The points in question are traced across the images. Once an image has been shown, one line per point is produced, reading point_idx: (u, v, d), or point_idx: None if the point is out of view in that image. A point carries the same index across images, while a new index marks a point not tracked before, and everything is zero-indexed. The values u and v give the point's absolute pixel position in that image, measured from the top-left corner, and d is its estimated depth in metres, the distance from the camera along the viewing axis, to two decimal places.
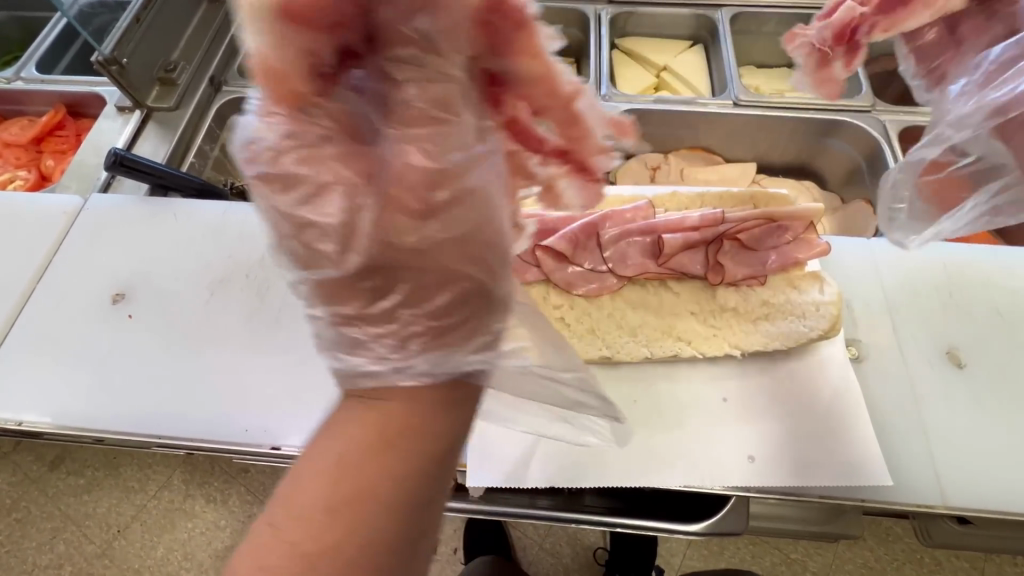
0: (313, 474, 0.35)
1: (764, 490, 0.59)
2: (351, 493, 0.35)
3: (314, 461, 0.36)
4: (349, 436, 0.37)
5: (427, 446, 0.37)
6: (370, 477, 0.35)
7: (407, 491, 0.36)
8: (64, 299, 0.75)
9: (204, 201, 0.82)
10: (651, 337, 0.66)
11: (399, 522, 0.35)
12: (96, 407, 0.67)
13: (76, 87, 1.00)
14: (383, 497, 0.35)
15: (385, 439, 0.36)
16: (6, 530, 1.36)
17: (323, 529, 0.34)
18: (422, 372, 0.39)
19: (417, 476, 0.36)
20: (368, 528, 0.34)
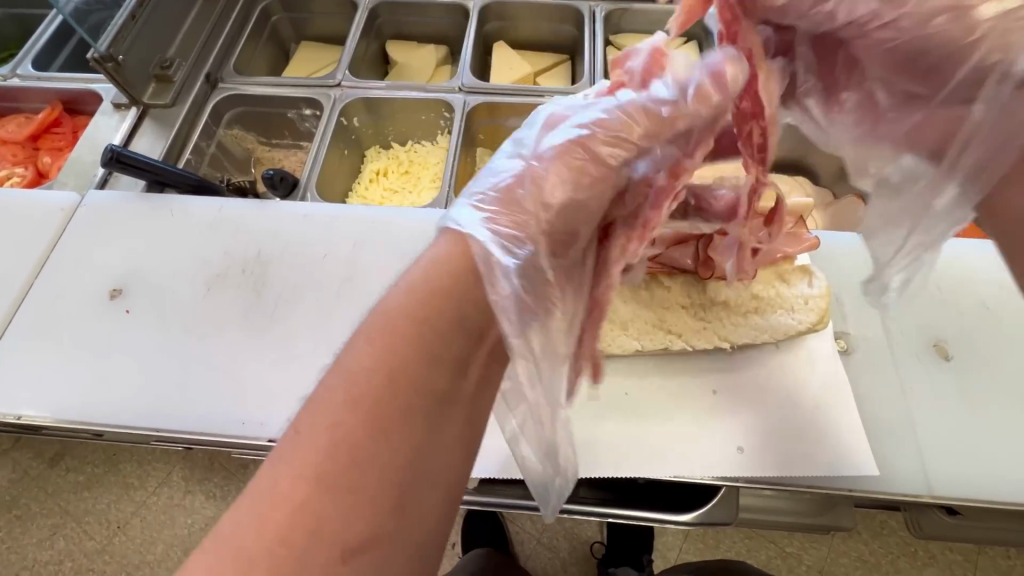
0: (337, 381, 0.37)
1: (752, 480, 0.60)
2: (378, 389, 0.36)
3: (341, 368, 0.37)
4: (370, 341, 0.38)
5: (432, 375, 0.38)
6: (395, 371, 0.37)
7: (431, 379, 0.38)
8: (62, 295, 0.76)
9: (200, 197, 0.83)
10: (642, 330, 0.67)
11: (414, 446, 0.36)
12: (95, 401, 0.68)
13: (73, 84, 1.01)
14: (412, 388, 0.37)
15: (405, 337, 0.38)
16: (7, 527, 1.36)
17: (356, 425, 0.35)
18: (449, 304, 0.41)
19: (425, 404, 0.37)
20: (388, 451, 0.35)
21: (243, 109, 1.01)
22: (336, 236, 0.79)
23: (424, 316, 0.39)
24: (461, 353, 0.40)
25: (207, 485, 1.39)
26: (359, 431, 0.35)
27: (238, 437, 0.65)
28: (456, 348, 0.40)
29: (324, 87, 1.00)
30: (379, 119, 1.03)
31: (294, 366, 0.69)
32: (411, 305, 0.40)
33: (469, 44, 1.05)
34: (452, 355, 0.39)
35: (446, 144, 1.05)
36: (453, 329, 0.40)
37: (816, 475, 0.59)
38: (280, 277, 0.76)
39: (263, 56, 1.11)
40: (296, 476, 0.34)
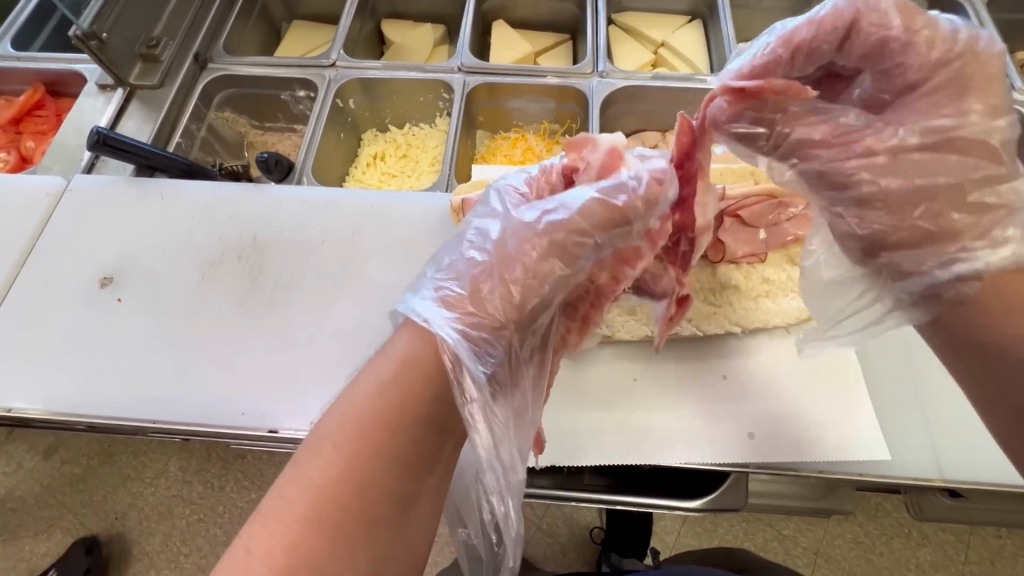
0: (293, 491, 0.36)
1: (762, 467, 0.59)
2: (336, 499, 0.36)
3: (298, 475, 0.37)
4: (329, 446, 0.38)
5: (386, 477, 0.38)
6: (353, 479, 0.37)
7: (392, 482, 0.38)
8: (50, 283, 0.73)
9: (192, 182, 0.80)
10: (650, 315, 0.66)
11: (370, 554, 0.36)
12: (87, 392, 0.66)
13: (55, 64, 0.97)
14: (373, 496, 0.37)
15: (366, 439, 0.38)
16: (3, 519, 1.35)
17: (312, 541, 0.35)
18: (406, 399, 0.40)
19: (381, 507, 0.37)
20: (341, 565, 0.35)
21: (235, 91, 0.98)
22: (333, 223, 0.76)
23: (386, 415, 0.39)
24: (426, 449, 0.40)
25: (205, 476, 1.37)
26: (315, 548, 0.35)
27: (238, 429, 0.64)
28: (420, 445, 0.40)
29: (318, 67, 0.97)
30: (375, 100, 1.00)
31: (293, 355, 0.67)
32: (371, 403, 0.39)
33: (468, 23, 1.02)
34: (416, 453, 0.39)
35: (445, 127, 1.02)
36: (416, 427, 0.40)
37: (828, 460, 0.58)
38: (275, 264, 0.74)
39: (253, 35, 1.07)
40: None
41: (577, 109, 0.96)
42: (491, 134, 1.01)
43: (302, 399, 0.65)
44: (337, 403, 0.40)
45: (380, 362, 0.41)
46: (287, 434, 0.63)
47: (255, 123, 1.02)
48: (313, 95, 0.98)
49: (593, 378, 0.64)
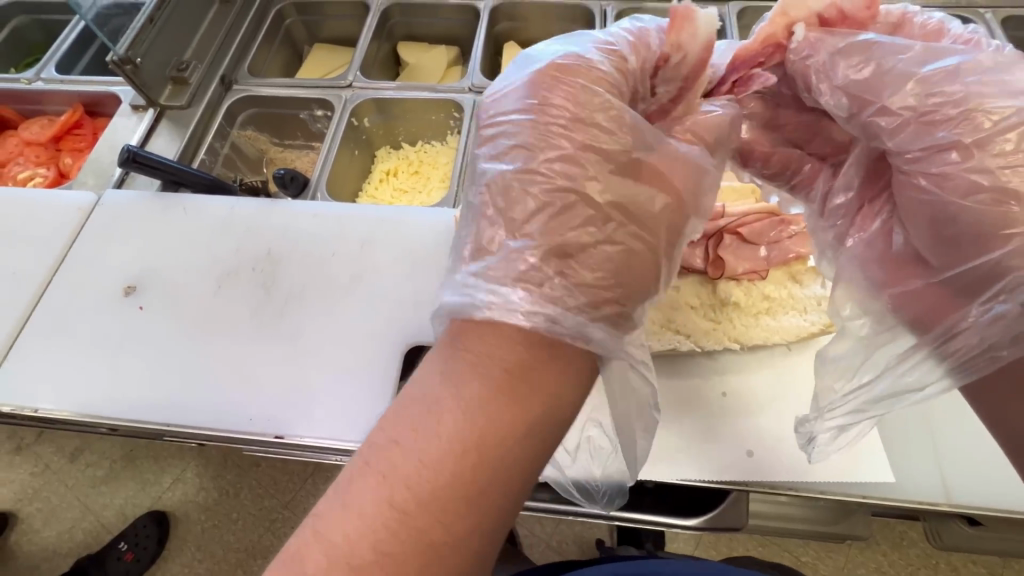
0: (397, 543, 0.36)
1: (761, 485, 0.58)
2: (444, 545, 0.36)
3: (403, 524, 0.36)
4: (436, 489, 0.37)
5: (470, 472, 0.37)
6: (457, 527, 0.37)
7: (498, 520, 0.38)
8: (79, 292, 0.77)
9: (212, 197, 0.84)
10: (649, 330, 0.66)
11: (463, 551, 0.37)
12: (107, 397, 0.69)
13: (93, 87, 1.03)
14: (477, 538, 0.37)
15: (469, 485, 0.37)
16: (29, 518, 1.40)
17: (401, 543, 0.36)
18: (481, 386, 0.39)
19: (468, 501, 0.37)
20: (436, 564, 0.36)
21: (257, 111, 1.03)
22: (347, 240, 0.79)
23: (487, 452, 0.38)
24: (530, 477, 0.40)
25: (220, 482, 1.40)
26: (403, 548, 0.36)
27: (247, 434, 0.66)
28: (526, 476, 0.39)
29: (335, 88, 1.01)
30: (389, 120, 1.04)
31: (302, 363, 0.70)
32: (476, 448, 0.37)
33: (479, 43, 1.05)
34: (520, 489, 0.39)
35: (455, 144, 1.05)
36: (521, 464, 0.39)
37: (826, 479, 0.58)
38: (289, 274, 0.77)
39: (276, 58, 1.13)
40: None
41: None
42: None
43: (308, 408, 0.67)
44: (433, 449, 0.37)
45: (485, 398, 0.38)
46: (292, 441, 0.65)
47: (276, 141, 1.07)
48: (330, 114, 1.03)
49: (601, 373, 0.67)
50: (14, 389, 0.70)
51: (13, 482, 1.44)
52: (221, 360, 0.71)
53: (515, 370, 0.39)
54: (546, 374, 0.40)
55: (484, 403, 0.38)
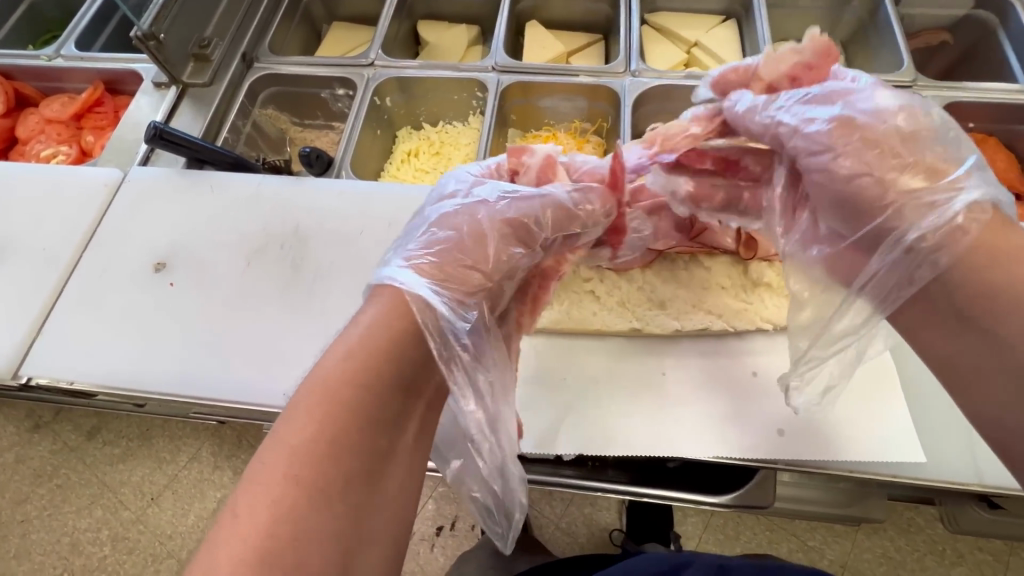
0: (271, 455, 0.36)
1: (792, 464, 0.59)
2: (310, 456, 0.36)
3: (274, 439, 0.36)
4: (302, 406, 0.38)
5: (355, 391, 0.39)
6: (345, 416, 0.38)
7: (365, 438, 0.38)
8: (109, 268, 0.78)
9: (238, 175, 0.84)
10: (680, 310, 0.66)
11: (349, 469, 0.37)
12: (139, 370, 0.70)
13: (114, 64, 1.03)
14: (367, 429, 0.38)
15: (359, 377, 0.39)
16: (49, 495, 1.43)
17: (290, 463, 0.36)
18: (352, 328, 0.42)
19: (349, 420, 0.38)
20: (329, 479, 0.36)
21: (278, 89, 1.02)
22: (373, 214, 0.79)
23: (363, 373, 0.39)
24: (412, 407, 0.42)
25: (235, 462, 1.43)
26: (290, 466, 0.35)
27: (278, 408, 0.67)
28: (390, 400, 0.40)
29: (357, 66, 1.00)
30: (411, 99, 1.03)
31: (320, 341, 0.70)
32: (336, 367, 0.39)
33: (502, 23, 1.04)
34: (385, 408, 0.40)
35: (477, 125, 1.04)
36: (377, 379, 0.40)
37: (858, 458, 0.58)
38: (317, 252, 0.77)
39: (295, 36, 1.11)
40: (238, 556, 0.33)
41: (610, 108, 0.98)
42: (523, 133, 1.04)
43: None
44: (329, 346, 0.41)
45: (366, 321, 0.43)
46: None
47: (296, 120, 1.06)
48: (352, 93, 1.02)
49: (553, 360, 0.66)
50: (48, 360, 0.71)
51: (33, 459, 1.47)
52: (256, 336, 0.71)
53: (387, 315, 0.43)
54: (411, 314, 0.44)
55: (354, 339, 0.41)
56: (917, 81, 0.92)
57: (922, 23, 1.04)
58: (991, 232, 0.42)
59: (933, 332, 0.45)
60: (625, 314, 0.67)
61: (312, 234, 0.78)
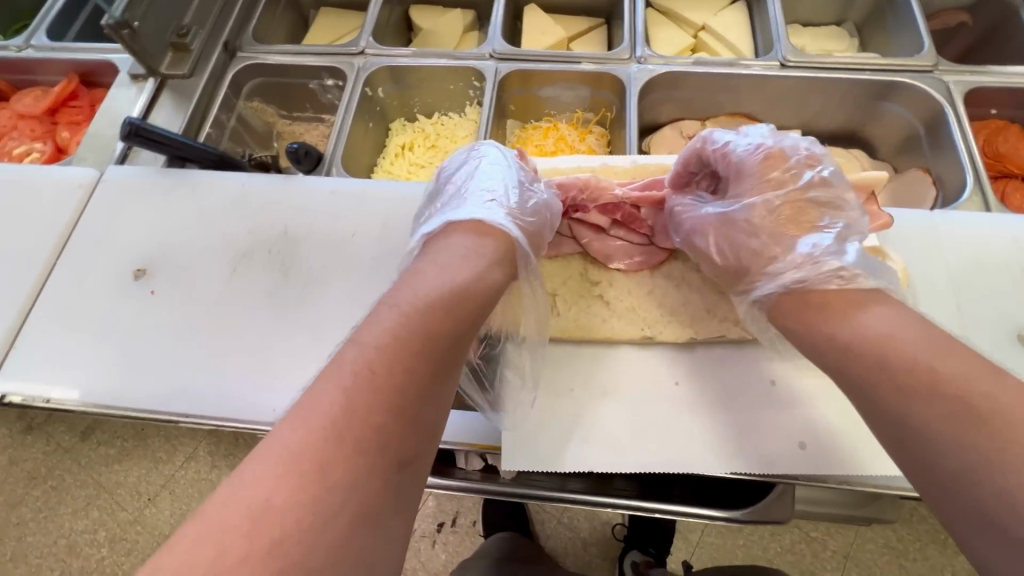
0: (358, 359, 0.39)
1: (815, 479, 0.55)
2: (389, 366, 0.40)
3: (361, 344, 0.41)
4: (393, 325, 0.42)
5: (438, 318, 0.43)
6: (406, 356, 0.40)
7: (436, 364, 0.42)
8: (86, 275, 0.73)
9: (222, 174, 0.79)
10: (694, 317, 0.63)
11: (418, 386, 0.40)
12: (121, 385, 0.66)
13: (87, 54, 0.97)
14: (376, 422, 0.37)
15: (395, 354, 0.40)
16: (43, 497, 1.40)
17: (374, 368, 0.39)
18: (441, 263, 0.47)
19: (428, 342, 0.42)
20: (401, 389, 0.39)
21: (263, 80, 0.97)
22: (367, 214, 0.75)
23: (445, 304, 0.44)
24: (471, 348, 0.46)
25: (232, 461, 1.40)
26: (373, 372, 0.39)
27: (269, 425, 0.63)
28: (460, 336, 0.44)
29: (346, 55, 0.95)
30: (404, 89, 0.98)
31: (312, 351, 0.66)
32: (427, 296, 0.44)
33: (499, 8, 0.98)
34: (455, 343, 0.44)
35: (474, 116, 0.99)
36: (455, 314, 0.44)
37: (884, 474, 0.55)
38: (308, 256, 0.72)
39: (281, 23, 1.05)
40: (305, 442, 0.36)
41: (614, 98, 0.93)
42: (522, 124, 1.00)
43: None
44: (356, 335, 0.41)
45: (442, 267, 0.47)
46: None
47: (283, 113, 1.01)
48: (342, 84, 0.96)
49: (564, 369, 0.62)
50: (23, 375, 0.67)
51: (27, 461, 1.44)
52: (244, 348, 0.67)
53: (479, 253, 0.49)
54: (495, 257, 0.50)
55: (454, 268, 0.47)
56: (937, 67, 0.87)
57: (941, 3, 0.99)
58: (842, 296, 0.47)
59: (895, 396, 0.41)
60: (635, 320, 0.63)
61: (301, 236, 0.74)
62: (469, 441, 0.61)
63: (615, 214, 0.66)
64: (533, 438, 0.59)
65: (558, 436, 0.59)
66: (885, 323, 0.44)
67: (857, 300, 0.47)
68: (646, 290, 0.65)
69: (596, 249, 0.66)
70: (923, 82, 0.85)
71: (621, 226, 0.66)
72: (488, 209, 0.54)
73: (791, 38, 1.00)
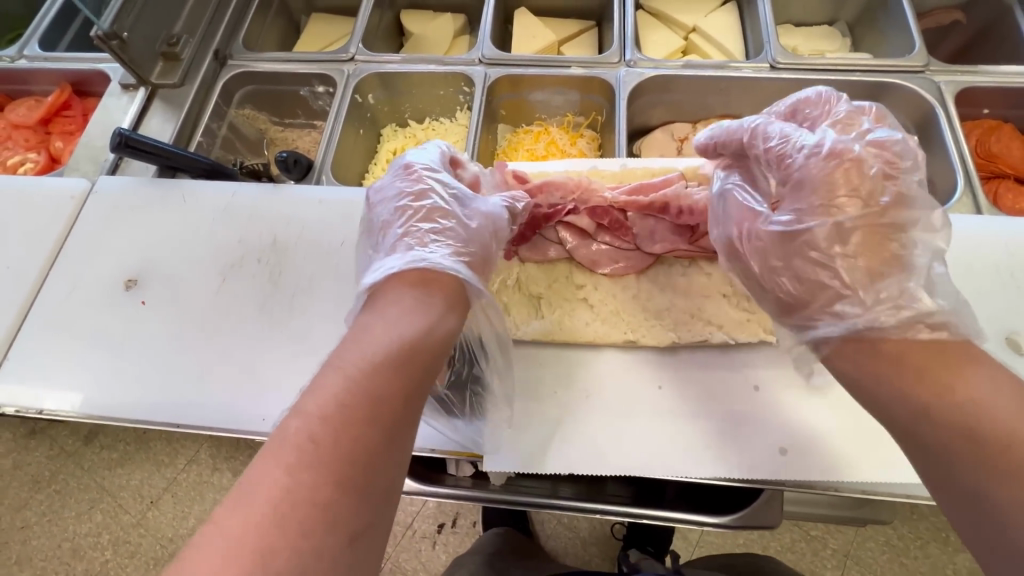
0: (304, 430, 0.36)
1: (800, 485, 0.55)
2: (341, 432, 0.37)
3: (306, 413, 0.37)
4: (340, 386, 0.39)
5: (389, 372, 0.40)
6: (356, 419, 0.37)
7: (393, 422, 0.39)
8: (77, 286, 0.74)
9: (211, 183, 0.79)
10: (679, 321, 0.63)
11: (373, 450, 0.37)
12: (111, 395, 0.67)
13: (79, 64, 0.97)
14: (331, 499, 0.35)
15: (347, 418, 0.37)
16: (47, 500, 1.41)
17: (325, 437, 0.36)
18: (383, 313, 0.44)
19: (379, 401, 0.39)
20: (355, 458, 0.36)
21: (254, 88, 0.97)
22: (354, 223, 0.75)
23: (395, 356, 0.41)
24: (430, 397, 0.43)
25: (232, 464, 1.41)
26: (323, 440, 0.36)
27: (258, 434, 0.63)
28: (414, 388, 0.41)
29: (336, 61, 0.95)
30: (394, 96, 0.98)
31: (301, 360, 0.67)
32: (373, 350, 0.41)
33: (489, 12, 0.98)
34: (409, 397, 0.40)
35: (465, 121, 0.99)
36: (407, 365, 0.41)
37: (868, 479, 0.55)
38: (296, 265, 0.73)
39: (272, 30, 1.05)
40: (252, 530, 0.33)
41: (604, 101, 0.93)
42: (513, 128, 1.00)
43: None
44: (307, 409, 0.38)
45: (387, 317, 0.43)
46: None
47: (275, 119, 1.01)
48: (332, 90, 0.96)
49: (547, 373, 0.62)
50: (15, 386, 0.68)
51: (30, 465, 1.45)
52: (233, 358, 0.68)
53: (401, 293, 0.46)
54: (422, 291, 0.46)
55: (374, 317, 0.43)
56: (929, 67, 0.87)
57: (935, 1, 0.98)
58: (927, 353, 0.40)
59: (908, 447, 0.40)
60: (620, 325, 0.63)
61: (289, 245, 0.74)
62: (455, 450, 0.61)
63: (601, 220, 0.66)
64: (516, 442, 0.59)
65: (542, 440, 0.59)
66: (976, 381, 0.38)
67: (949, 358, 0.39)
68: (631, 295, 0.65)
69: (583, 254, 0.66)
70: (914, 82, 0.85)
71: (607, 231, 0.66)
72: (416, 246, 0.50)
73: (783, 38, 0.99)
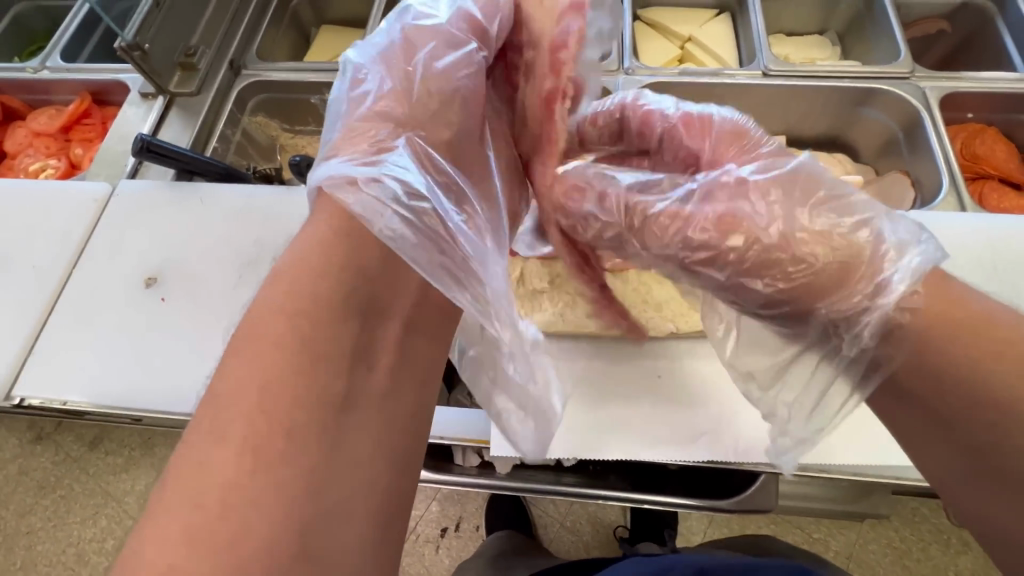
0: (219, 416, 0.34)
1: (794, 467, 0.58)
2: (256, 411, 0.34)
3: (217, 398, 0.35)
4: (247, 361, 0.36)
5: (297, 334, 0.37)
6: (268, 393, 0.35)
7: (314, 389, 0.36)
8: (100, 284, 0.77)
9: (228, 186, 0.83)
10: (677, 313, 0.66)
11: (295, 422, 0.35)
12: (132, 388, 0.69)
13: (100, 75, 1.01)
14: (262, 481, 0.33)
15: (260, 396, 0.35)
16: (53, 506, 1.43)
17: (243, 422, 0.34)
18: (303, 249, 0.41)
19: (289, 367, 0.36)
20: (279, 436, 0.34)
21: (267, 96, 1.01)
22: None
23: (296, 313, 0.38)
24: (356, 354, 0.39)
25: None
26: (239, 424, 0.34)
27: None
28: (328, 345, 0.38)
29: None
30: None
31: None
32: (275, 312, 0.38)
33: None
34: (326, 358, 0.37)
35: None
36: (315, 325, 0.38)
37: (860, 460, 0.58)
38: None
39: (284, 41, 1.10)
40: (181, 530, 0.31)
41: None
42: None
43: None
44: (224, 376, 0.36)
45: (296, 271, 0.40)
46: None
47: (286, 126, 1.05)
48: None
49: (551, 362, 0.65)
50: (41, 379, 0.71)
51: (37, 470, 1.47)
52: None
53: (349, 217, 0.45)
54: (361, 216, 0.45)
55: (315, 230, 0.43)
56: (914, 73, 0.91)
57: (920, 11, 1.03)
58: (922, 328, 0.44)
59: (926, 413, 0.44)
60: (621, 317, 0.66)
61: None
62: (464, 436, 0.63)
63: None
64: None
65: None
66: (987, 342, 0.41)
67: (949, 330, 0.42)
68: (631, 288, 0.68)
69: None
70: (900, 88, 0.89)
71: None
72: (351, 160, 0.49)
73: (774, 47, 1.03)
